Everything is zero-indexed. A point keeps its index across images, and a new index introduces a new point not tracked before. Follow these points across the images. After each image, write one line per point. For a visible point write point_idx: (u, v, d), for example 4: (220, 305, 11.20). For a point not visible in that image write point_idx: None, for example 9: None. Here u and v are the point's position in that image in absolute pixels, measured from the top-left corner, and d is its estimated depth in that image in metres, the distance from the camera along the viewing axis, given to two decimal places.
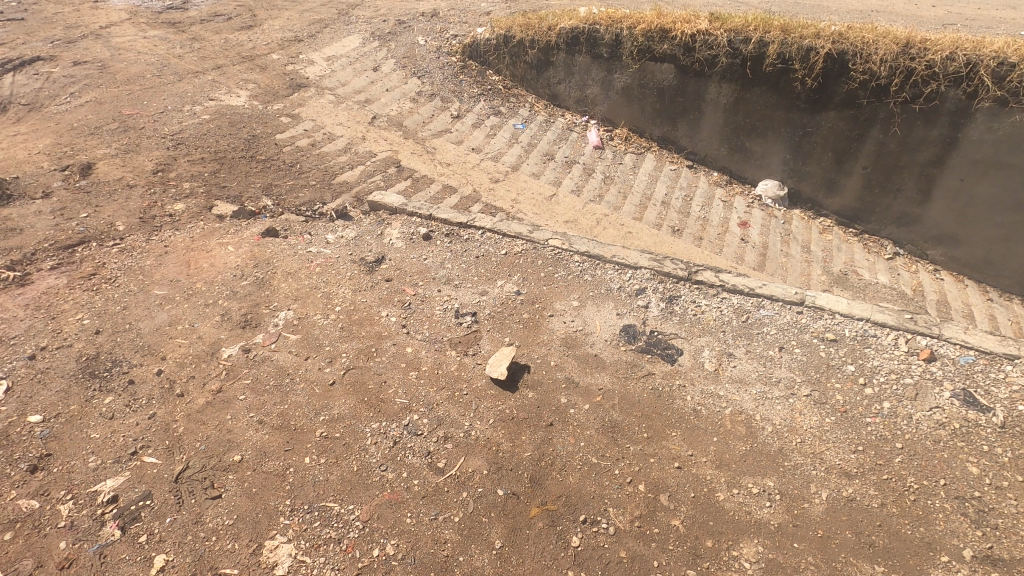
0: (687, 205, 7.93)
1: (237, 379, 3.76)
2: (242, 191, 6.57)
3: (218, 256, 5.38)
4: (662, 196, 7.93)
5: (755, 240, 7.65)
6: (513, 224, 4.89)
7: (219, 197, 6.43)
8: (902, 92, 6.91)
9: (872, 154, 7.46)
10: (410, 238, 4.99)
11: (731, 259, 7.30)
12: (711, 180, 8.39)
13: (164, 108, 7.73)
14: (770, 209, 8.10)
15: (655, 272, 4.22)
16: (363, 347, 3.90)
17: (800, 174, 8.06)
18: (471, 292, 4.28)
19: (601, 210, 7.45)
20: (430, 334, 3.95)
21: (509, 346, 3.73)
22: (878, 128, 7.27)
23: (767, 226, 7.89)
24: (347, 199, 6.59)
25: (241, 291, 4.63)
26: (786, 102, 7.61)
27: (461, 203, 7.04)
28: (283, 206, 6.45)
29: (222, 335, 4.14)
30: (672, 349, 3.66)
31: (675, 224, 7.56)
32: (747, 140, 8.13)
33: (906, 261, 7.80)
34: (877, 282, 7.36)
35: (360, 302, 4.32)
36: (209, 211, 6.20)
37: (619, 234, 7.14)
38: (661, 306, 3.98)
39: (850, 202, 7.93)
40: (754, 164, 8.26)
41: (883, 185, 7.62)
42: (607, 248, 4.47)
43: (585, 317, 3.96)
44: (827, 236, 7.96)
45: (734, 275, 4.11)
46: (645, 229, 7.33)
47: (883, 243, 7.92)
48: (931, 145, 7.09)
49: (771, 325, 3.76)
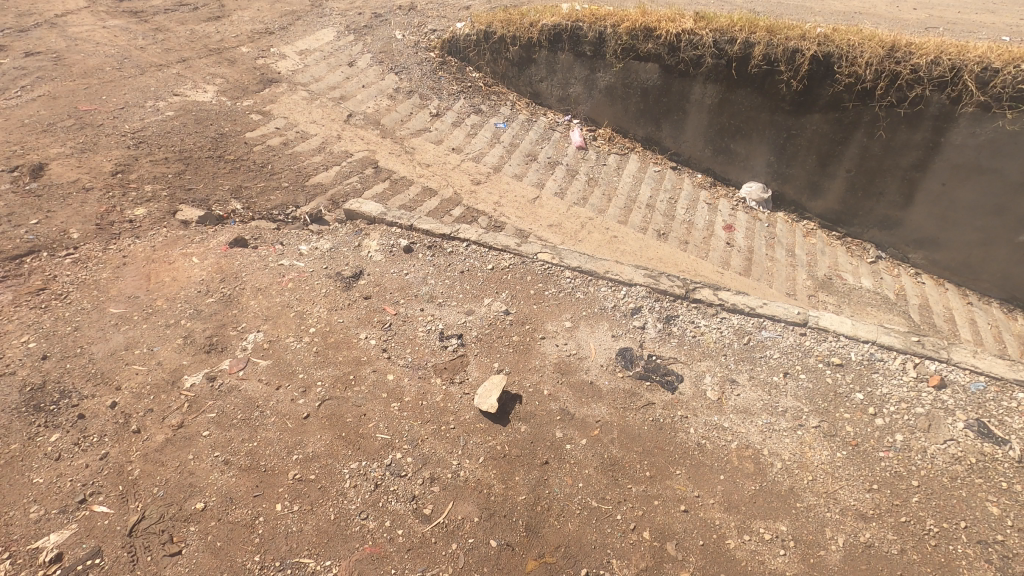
0: (672, 208, 7.76)
1: (201, 412, 3.43)
2: (210, 194, 6.17)
3: (182, 269, 5.01)
4: (647, 199, 7.74)
5: (740, 244, 7.53)
6: (499, 236, 4.62)
7: (184, 201, 6.03)
8: (887, 95, 6.80)
9: (856, 157, 7.38)
10: (390, 250, 4.69)
11: (717, 264, 7.15)
12: (695, 182, 8.25)
13: (125, 104, 7.25)
14: (754, 212, 8.00)
15: (651, 289, 4.00)
16: (340, 375, 3.60)
17: (784, 176, 7.95)
18: (457, 312, 4.01)
19: (586, 213, 7.22)
20: (413, 359, 3.67)
21: (499, 374, 3.47)
22: (863, 132, 7.18)
23: (751, 230, 7.78)
24: (322, 203, 6.27)
25: (206, 309, 4.28)
26: (771, 104, 7.47)
27: (441, 206, 6.76)
28: (254, 210, 6.08)
29: (184, 360, 3.79)
30: (672, 375, 3.45)
31: (661, 228, 7.38)
32: (731, 142, 7.98)
33: (888, 265, 7.78)
34: (861, 288, 7.31)
35: (337, 322, 4.02)
36: (173, 216, 5.81)
37: (604, 240, 6.93)
38: (659, 327, 3.77)
39: (834, 205, 7.86)
40: (738, 166, 8.12)
41: (866, 189, 7.55)
42: (600, 263, 4.24)
43: (579, 340, 3.73)
44: (811, 239, 7.90)
45: (733, 293, 3.92)
46: (630, 235, 7.13)
47: (866, 246, 7.89)
48: (915, 148, 7.03)
49: (774, 348, 3.57)
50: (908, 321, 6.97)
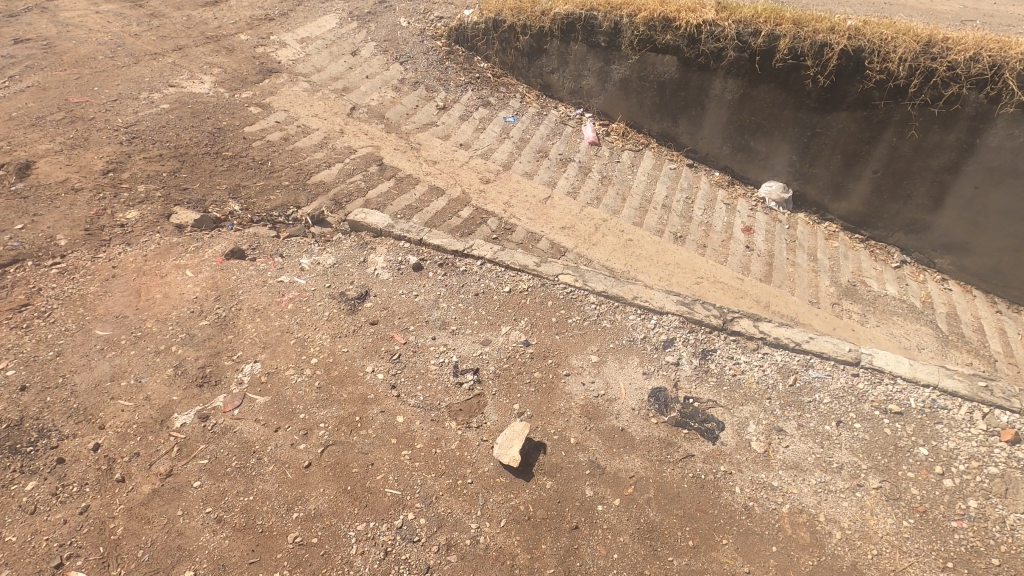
0: (689, 208, 7.34)
1: (191, 458, 3.11)
2: (206, 194, 5.81)
3: (175, 284, 4.67)
4: (663, 199, 7.32)
5: (760, 248, 7.12)
6: (516, 253, 4.26)
7: (179, 203, 5.67)
8: (921, 94, 6.38)
9: (884, 157, 6.94)
10: (398, 268, 4.34)
11: (737, 270, 6.77)
12: (712, 180, 7.79)
13: (118, 95, 6.86)
14: (774, 213, 7.56)
15: (685, 319, 3.66)
16: (344, 416, 3.28)
17: (806, 176, 7.49)
18: (472, 343, 3.67)
19: (599, 214, 6.83)
20: (425, 398, 3.34)
21: (521, 420, 3.15)
22: (892, 131, 6.74)
23: (772, 232, 7.36)
24: (324, 203, 5.93)
25: (199, 334, 3.94)
26: (795, 100, 7.02)
27: (448, 207, 6.39)
28: (253, 212, 5.72)
29: (174, 396, 3.47)
30: (712, 422, 3.12)
31: (677, 230, 6.98)
32: (752, 140, 7.53)
33: (914, 270, 7.38)
34: (887, 296, 6.94)
35: (341, 351, 3.69)
36: (166, 219, 5.45)
37: (619, 243, 6.56)
38: (694, 363, 3.43)
39: (857, 208, 7.43)
40: (757, 165, 7.68)
41: (894, 191, 7.13)
42: (627, 287, 3.89)
43: (607, 378, 3.39)
44: (834, 242, 7.47)
45: (774, 324, 3.57)
46: (647, 238, 6.75)
47: (890, 250, 7.47)
48: (948, 150, 6.61)
49: (824, 392, 3.23)
50: (936, 332, 6.62)
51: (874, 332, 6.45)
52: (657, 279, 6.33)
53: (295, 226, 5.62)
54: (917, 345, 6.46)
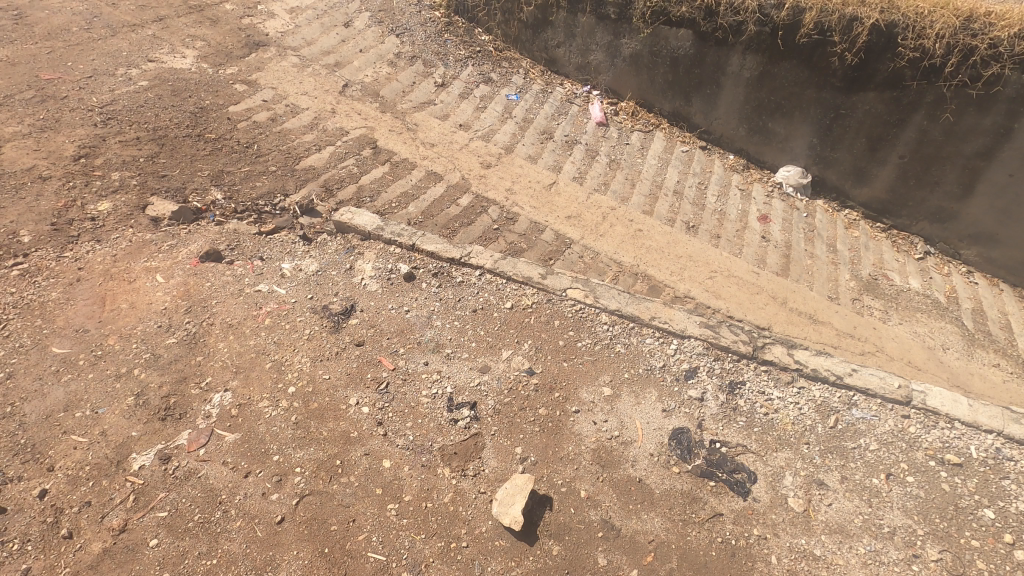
0: (701, 195, 6.68)
1: (149, 510, 2.74)
2: (186, 182, 5.33)
3: (144, 291, 4.22)
4: (674, 185, 6.67)
5: (777, 238, 6.47)
6: (519, 262, 3.81)
7: (156, 192, 5.18)
8: (959, 74, 5.69)
9: (912, 141, 6.22)
10: (388, 277, 3.91)
11: (752, 262, 6.14)
12: (726, 164, 7.08)
13: (93, 71, 6.29)
14: (791, 200, 6.87)
15: (710, 346, 3.24)
16: (323, 459, 2.89)
17: (827, 160, 6.75)
18: (468, 370, 3.26)
19: (607, 202, 6.27)
20: (415, 438, 2.96)
21: (523, 472, 2.75)
22: (923, 113, 6.03)
23: (789, 221, 6.67)
24: (314, 191, 5.51)
25: (165, 355, 3.53)
26: (818, 79, 6.29)
27: (447, 194, 5.89)
28: (237, 201, 5.26)
29: (132, 432, 3.08)
30: (742, 472, 2.73)
31: (690, 219, 6.36)
32: (769, 121, 6.78)
33: (938, 263, 6.68)
34: (909, 290, 6.30)
35: (321, 379, 3.29)
36: (142, 212, 4.97)
37: (629, 235, 5.99)
38: (720, 399, 3.03)
39: (880, 194, 6.71)
40: (775, 148, 6.93)
41: (919, 177, 6.42)
42: (644, 305, 3.46)
43: (621, 416, 2.99)
44: (853, 232, 6.76)
45: (811, 352, 3.16)
46: (657, 228, 6.17)
47: (913, 241, 6.78)
48: (982, 133, 5.90)
49: (870, 436, 2.83)
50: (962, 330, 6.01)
51: (896, 332, 5.84)
52: (669, 275, 5.75)
53: (282, 217, 5.17)
54: (940, 345, 5.83)
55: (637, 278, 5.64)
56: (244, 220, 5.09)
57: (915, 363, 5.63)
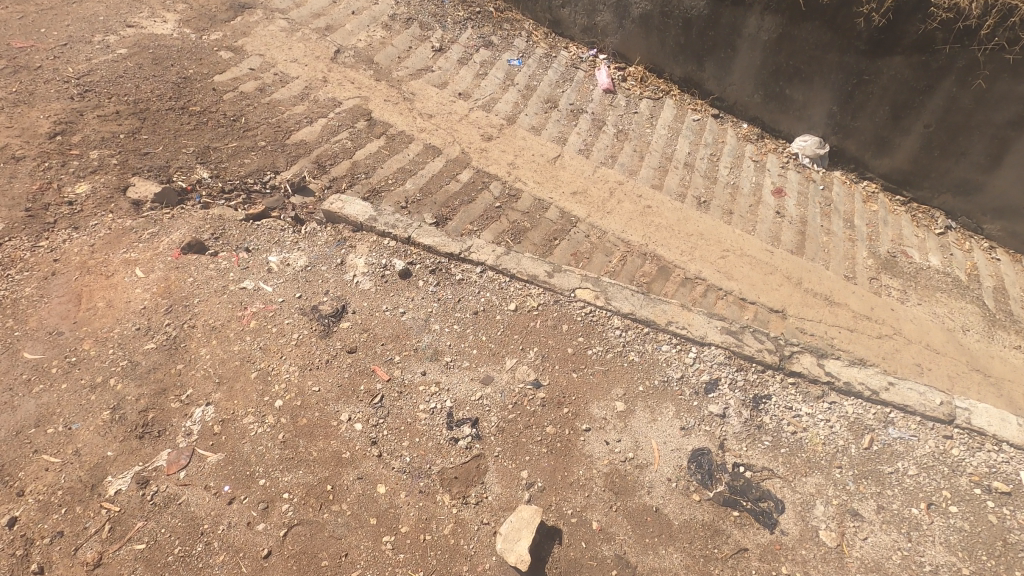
0: (713, 167, 6.03)
1: (125, 542, 2.54)
2: (170, 160, 4.87)
3: (122, 288, 3.87)
4: (685, 156, 6.03)
5: (792, 213, 5.82)
6: (523, 258, 3.51)
7: (138, 171, 4.74)
8: (995, 36, 4.90)
9: (939, 110, 5.48)
10: (382, 275, 3.62)
11: (766, 240, 5.51)
12: (740, 133, 6.40)
13: (68, 38, 5.82)
14: (808, 171, 6.17)
15: (732, 355, 2.97)
16: (313, 484, 2.67)
17: (846, 129, 6.00)
18: (468, 382, 3.01)
19: (614, 176, 5.65)
20: (412, 459, 2.73)
21: (529, 503, 2.53)
22: (953, 79, 5.27)
23: (805, 194, 6.00)
24: (306, 167, 5.06)
25: (143, 363, 3.28)
26: (841, 42, 5.53)
27: (447, 168, 5.35)
28: (224, 178, 4.83)
29: (108, 452, 2.85)
30: (769, 501, 2.50)
31: (700, 194, 5.73)
32: (787, 87, 6.04)
33: (959, 237, 6.00)
34: (929, 268, 5.68)
35: (311, 392, 3.04)
36: (123, 194, 4.56)
37: (636, 212, 5.41)
38: (743, 415, 2.78)
39: (901, 164, 5.95)
40: (791, 116, 6.17)
41: (945, 147, 5.68)
42: (659, 308, 3.16)
43: (636, 435, 2.75)
44: (872, 206, 6.06)
45: (844, 362, 2.89)
46: (667, 205, 5.57)
47: (934, 214, 6.07)
48: (1016, 102, 5.16)
49: (909, 460, 2.60)
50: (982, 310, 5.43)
51: (916, 312, 5.26)
52: (680, 254, 5.19)
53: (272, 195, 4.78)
54: (961, 326, 5.27)
55: (646, 259, 5.09)
56: (232, 202, 4.69)
57: (934, 347, 5.11)
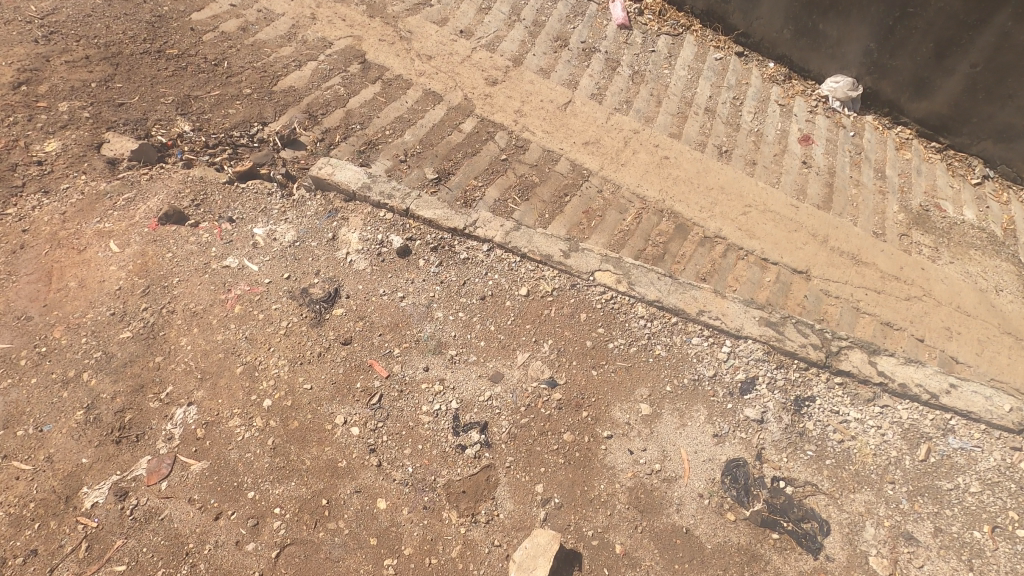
0: (735, 112, 5.18)
1: (104, 563, 2.33)
2: (149, 112, 4.36)
3: (96, 265, 3.45)
4: (706, 101, 5.18)
5: (819, 163, 4.97)
6: (535, 235, 3.13)
7: (114, 125, 4.23)
8: None
9: (990, 48, 4.75)
10: (377, 252, 3.27)
11: (790, 193, 4.68)
12: (765, 74, 5.51)
13: None
14: (838, 116, 5.34)
15: (772, 350, 2.64)
16: (307, 498, 2.44)
17: (883, 69, 5.25)
18: (476, 379, 2.72)
19: (629, 124, 4.86)
20: (414, 470, 2.48)
21: (544, 527, 2.28)
22: (1009, 11, 4.52)
23: (833, 142, 5.16)
24: (296, 117, 4.52)
25: (119, 355, 2.99)
26: None
27: (449, 117, 4.72)
28: (208, 133, 4.32)
29: (83, 459, 2.60)
30: (813, 522, 2.25)
31: (722, 143, 4.89)
32: (821, 21, 5.25)
33: (996, 188, 5.21)
34: (963, 223, 4.89)
35: (302, 390, 2.76)
36: (98, 152, 4.07)
37: (651, 164, 4.64)
38: (784, 421, 2.49)
39: (941, 109, 5.22)
40: (824, 55, 5.38)
41: (991, 90, 4.96)
42: (689, 295, 2.81)
43: (663, 442, 2.47)
44: (905, 154, 5.27)
45: (899, 360, 2.56)
46: (686, 153, 4.75)
47: (972, 162, 5.29)
48: None
49: (971, 474, 2.34)
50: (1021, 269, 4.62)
51: (948, 272, 4.49)
52: (697, 211, 4.45)
53: (259, 149, 4.31)
54: (994, 286, 4.52)
55: (664, 216, 4.35)
56: (217, 156, 4.23)
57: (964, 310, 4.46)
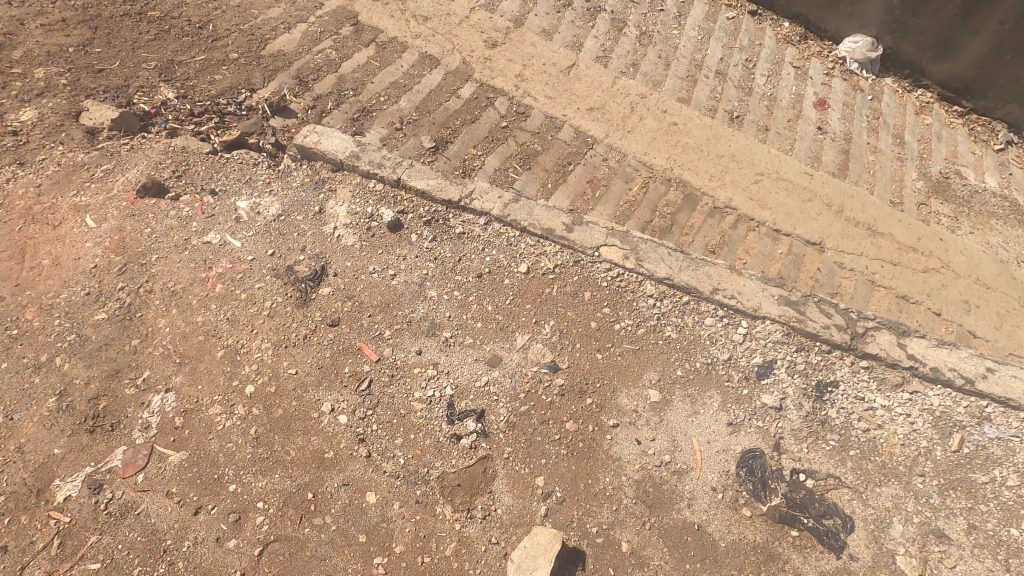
0: (747, 74, 4.79)
1: (77, 561, 2.19)
2: (131, 79, 4.09)
3: (71, 241, 3.24)
4: (717, 63, 4.79)
5: (835, 128, 4.62)
6: (536, 207, 2.90)
7: (93, 93, 3.96)
8: None
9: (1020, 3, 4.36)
10: (367, 227, 3.05)
11: (805, 161, 4.35)
12: (780, 33, 5.05)
13: None
14: (855, 79, 4.94)
15: (792, 332, 2.44)
16: (291, 491, 2.28)
17: (906, 28, 4.85)
18: (472, 364, 2.53)
19: (635, 89, 4.52)
20: (406, 461, 2.32)
21: (545, 525, 2.12)
22: None
23: (850, 106, 4.78)
24: (286, 83, 4.24)
25: (93, 338, 2.81)
26: None
27: (448, 83, 4.41)
28: (194, 100, 4.04)
29: (55, 450, 2.44)
30: (835, 518, 2.08)
31: (730, 109, 4.52)
32: None
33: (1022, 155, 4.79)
34: (985, 191, 4.55)
35: (287, 375, 2.59)
36: (76, 121, 3.80)
37: (659, 131, 4.31)
38: (804, 408, 2.30)
39: (965, 72, 4.84)
40: (843, 12, 4.93)
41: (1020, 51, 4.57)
42: (702, 272, 2.59)
43: (673, 432, 2.29)
44: (925, 119, 4.89)
45: (931, 342, 2.35)
46: (696, 120, 4.41)
47: (996, 126, 4.88)
48: None
49: (1008, 467, 2.16)
50: None
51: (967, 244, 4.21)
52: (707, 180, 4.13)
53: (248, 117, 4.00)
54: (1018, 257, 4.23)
55: (671, 185, 4.08)
56: (203, 126, 3.93)
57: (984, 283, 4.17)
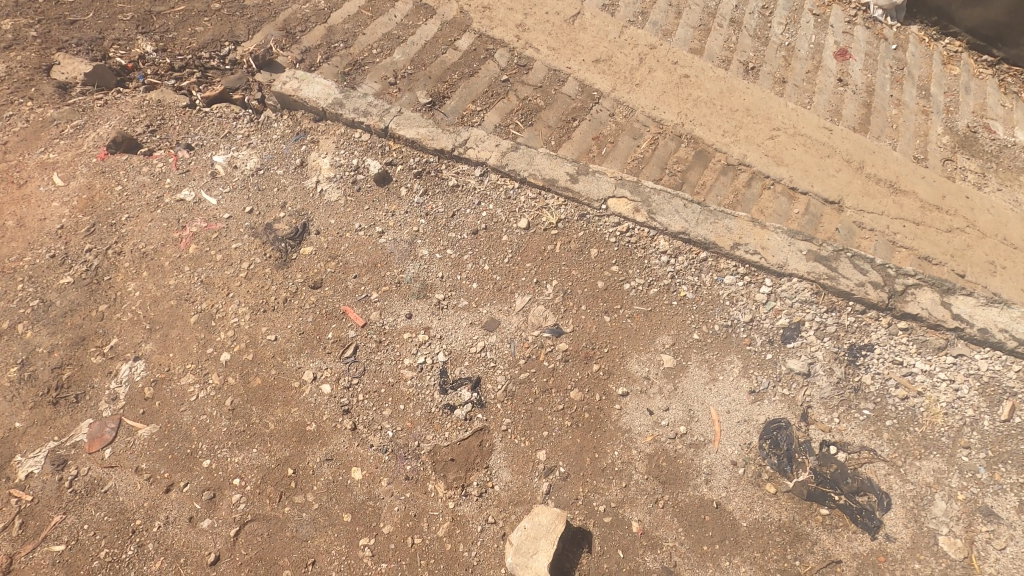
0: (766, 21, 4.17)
1: (39, 542, 2.02)
2: (105, 29, 3.70)
3: (36, 201, 2.98)
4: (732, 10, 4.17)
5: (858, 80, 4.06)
6: (537, 156, 2.62)
7: (64, 45, 3.59)
8: None
9: None
10: (352, 180, 2.79)
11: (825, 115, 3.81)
12: None
13: None
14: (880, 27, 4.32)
15: (822, 290, 2.19)
16: (270, 468, 2.09)
17: None
18: (467, 328, 2.31)
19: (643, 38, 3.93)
20: (395, 434, 2.11)
21: (547, 504, 1.93)
22: None
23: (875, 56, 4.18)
24: (273, 35, 3.77)
25: (58, 304, 2.59)
26: None
27: (445, 34, 3.86)
28: (175, 53, 3.64)
29: (15, 423, 2.25)
30: (870, 495, 1.87)
31: (746, 60, 3.93)
32: None
33: None
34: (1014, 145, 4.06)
35: (265, 342, 2.37)
36: (46, 76, 3.45)
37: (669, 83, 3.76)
38: (835, 374, 2.07)
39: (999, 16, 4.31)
40: None
41: None
42: (722, 226, 2.32)
43: (688, 401, 2.08)
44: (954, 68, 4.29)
45: (979, 300, 2.11)
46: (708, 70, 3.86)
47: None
48: None
49: None
50: None
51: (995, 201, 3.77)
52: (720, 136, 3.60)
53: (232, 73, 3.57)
54: None
55: (683, 142, 3.56)
56: (184, 80, 3.54)
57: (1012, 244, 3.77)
